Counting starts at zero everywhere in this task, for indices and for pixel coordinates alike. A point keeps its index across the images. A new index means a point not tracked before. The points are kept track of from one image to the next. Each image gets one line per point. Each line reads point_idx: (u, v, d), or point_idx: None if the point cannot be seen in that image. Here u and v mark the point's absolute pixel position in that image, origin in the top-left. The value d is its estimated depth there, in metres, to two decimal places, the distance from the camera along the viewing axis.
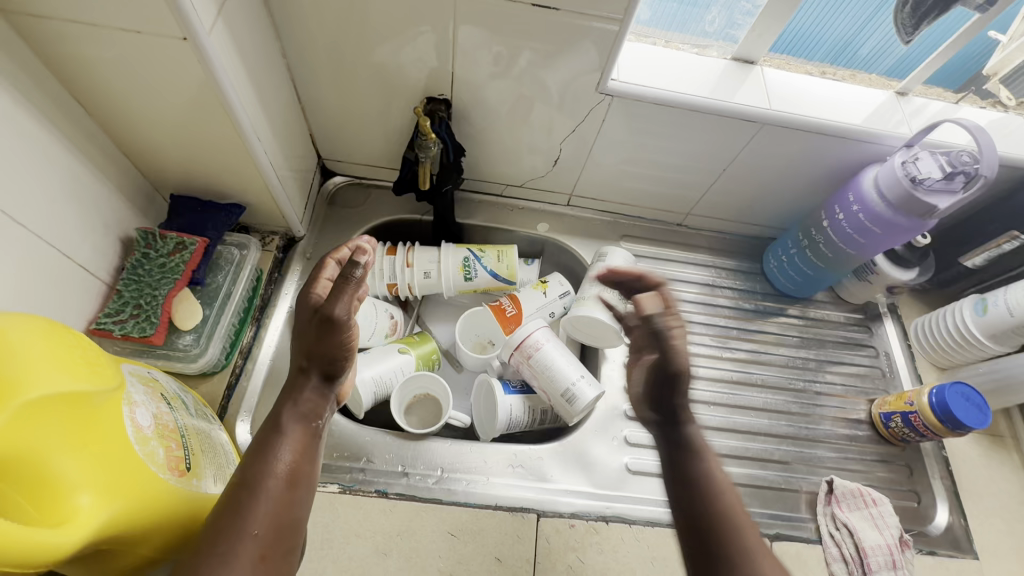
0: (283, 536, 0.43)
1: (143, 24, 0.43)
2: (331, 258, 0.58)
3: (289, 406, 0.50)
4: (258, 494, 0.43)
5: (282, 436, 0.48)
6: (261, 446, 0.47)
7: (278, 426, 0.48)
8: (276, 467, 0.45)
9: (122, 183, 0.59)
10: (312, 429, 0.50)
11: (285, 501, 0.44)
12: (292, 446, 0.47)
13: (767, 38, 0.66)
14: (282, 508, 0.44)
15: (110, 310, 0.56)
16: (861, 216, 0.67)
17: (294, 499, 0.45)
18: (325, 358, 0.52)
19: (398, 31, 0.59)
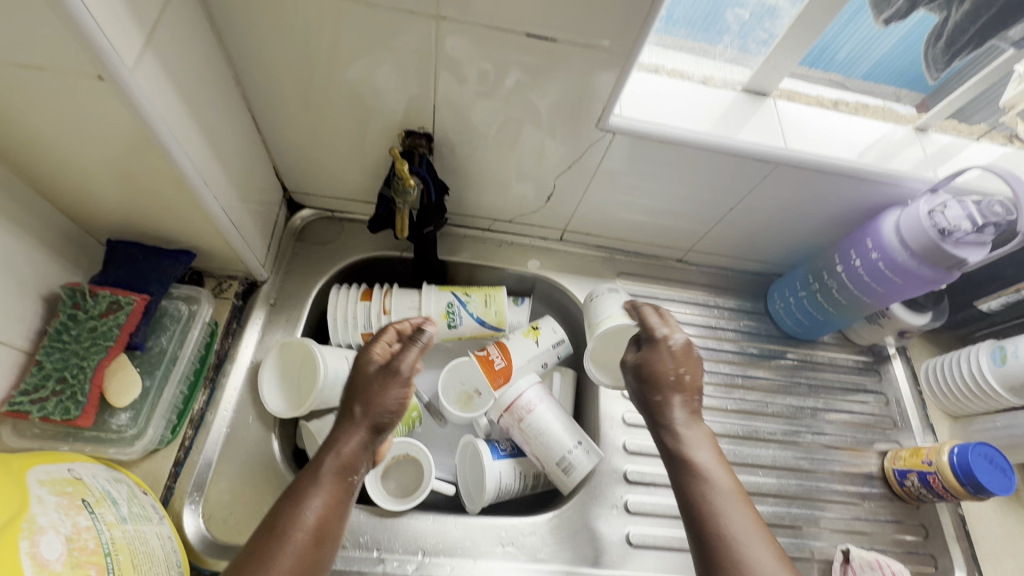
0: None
1: (48, 61, 0.35)
2: (392, 326, 0.59)
3: (332, 448, 0.50)
4: (281, 545, 0.43)
5: (318, 482, 0.48)
6: (298, 488, 0.47)
7: (315, 470, 0.48)
8: (303, 517, 0.45)
9: (43, 234, 0.50)
10: (347, 483, 0.49)
11: (305, 556, 0.44)
12: (320, 497, 0.47)
13: (783, 69, 0.59)
14: (301, 564, 0.43)
15: (27, 386, 0.47)
16: (881, 265, 0.62)
17: (315, 555, 0.44)
18: (377, 411, 0.53)
19: (374, 60, 0.52)
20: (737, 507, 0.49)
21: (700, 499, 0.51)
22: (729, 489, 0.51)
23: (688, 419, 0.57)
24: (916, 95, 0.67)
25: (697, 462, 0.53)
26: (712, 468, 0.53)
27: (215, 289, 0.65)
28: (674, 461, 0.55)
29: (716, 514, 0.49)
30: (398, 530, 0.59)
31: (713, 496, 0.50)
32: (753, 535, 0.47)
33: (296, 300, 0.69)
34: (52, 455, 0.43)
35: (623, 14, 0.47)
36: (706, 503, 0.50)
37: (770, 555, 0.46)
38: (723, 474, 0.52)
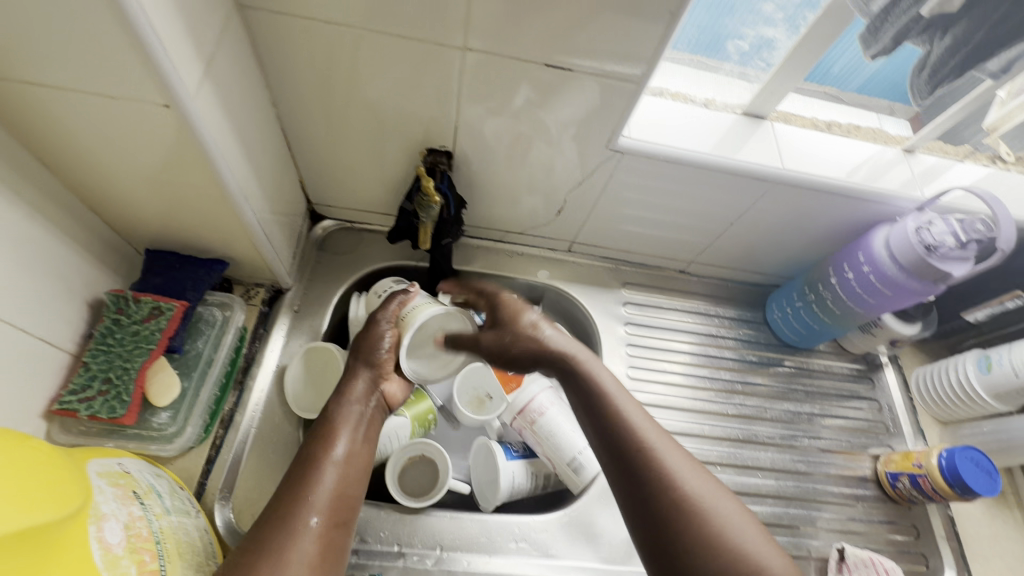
0: (339, 508, 0.50)
1: (119, 89, 0.39)
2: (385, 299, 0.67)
3: (341, 396, 0.58)
4: (321, 469, 0.51)
5: (341, 422, 0.56)
6: (322, 428, 0.55)
7: (334, 413, 0.56)
8: (335, 448, 0.53)
9: (90, 243, 0.54)
10: (364, 421, 0.58)
11: (343, 477, 0.52)
12: (347, 434, 0.55)
13: (780, 95, 0.64)
14: (342, 484, 0.52)
15: (75, 386, 0.50)
16: (872, 278, 0.66)
17: (349, 477, 0.53)
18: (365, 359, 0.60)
19: (401, 83, 0.56)
20: (663, 441, 0.49)
21: (627, 443, 0.49)
22: (651, 427, 0.50)
23: (586, 359, 0.57)
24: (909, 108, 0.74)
25: (616, 409, 0.52)
26: (631, 412, 0.52)
27: (243, 295, 0.68)
28: (591, 410, 0.53)
29: (647, 457, 0.48)
30: (420, 526, 0.62)
31: (640, 437, 0.49)
32: (685, 464, 0.48)
33: (319, 307, 0.73)
34: (103, 451, 0.47)
35: (633, 45, 0.51)
36: (634, 447, 0.49)
37: (706, 478, 0.47)
38: (640, 415, 0.52)
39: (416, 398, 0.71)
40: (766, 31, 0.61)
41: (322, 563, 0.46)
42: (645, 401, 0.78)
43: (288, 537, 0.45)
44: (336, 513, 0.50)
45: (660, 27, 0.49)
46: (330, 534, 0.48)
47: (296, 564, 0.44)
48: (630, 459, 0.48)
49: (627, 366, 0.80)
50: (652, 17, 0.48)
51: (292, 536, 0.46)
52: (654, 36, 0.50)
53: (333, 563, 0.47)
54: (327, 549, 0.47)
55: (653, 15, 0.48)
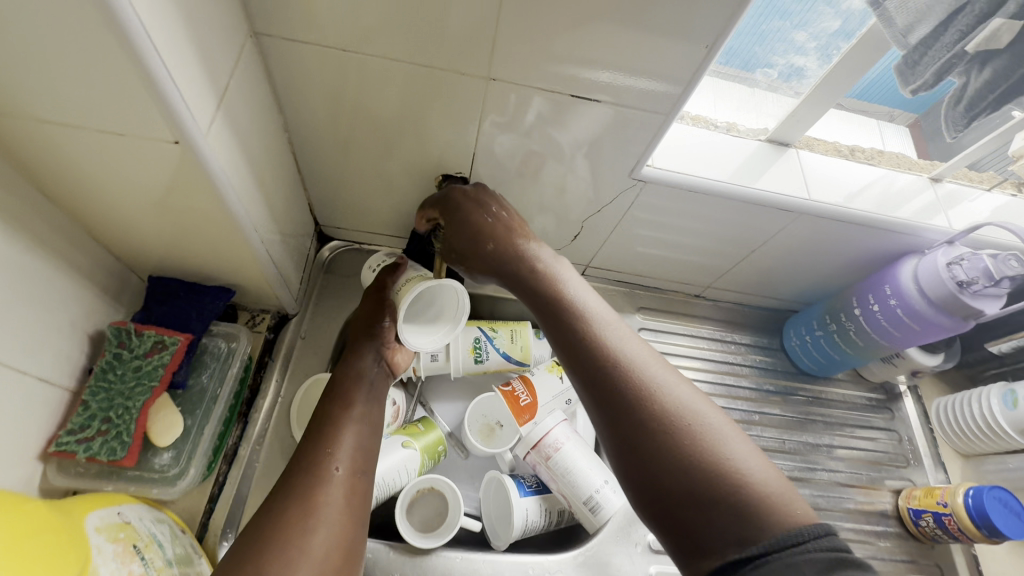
0: (359, 459, 0.53)
1: (128, 126, 0.37)
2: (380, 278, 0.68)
3: (349, 366, 0.60)
4: (341, 426, 0.54)
5: (354, 385, 0.58)
6: (337, 391, 0.58)
7: (347, 378, 0.59)
8: (353, 409, 0.56)
9: (93, 273, 0.51)
10: (377, 388, 0.60)
11: (361, 432, 0.55)
12: (364, 397, 0.58)
13: (807, 123, 0.62)
14: (361, 439, 0.54)
15: (73, 426, 0.48)
16: (899, 311, 0.64)
17: (366, 432, 0.55)
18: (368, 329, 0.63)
19: (419, 109, 0.54)
20: (656, 368, 0.46)
21: (613, 372, 0.46)
22: (638, 352, 0.47)
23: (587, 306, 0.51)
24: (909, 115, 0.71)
25: (601, 337, 0.48)
26: (621, 341, 0.48)
27: (248, 322, 0.65)
28: (569, 343, 0.49)
29: (636, 386, 0.44)
30: (429, 566, 0.61)
31: (628, 366, 0.46)
32: (680, 389, 0.45)
33: (327, 333, 0.71)
34: (102, 500, 0.45)
35: (660, 76, 0.49)
36: (622, 375, 0.45)
37: (703, 403, 0.44)
38: (630, 342, 0.48)
39: (426, 428, 0.69)
40: (796, 60, 0.59)
41: (350, 506, 0.49)
42: None
43: (315, 487, 0.48)
44: (357, 462, 0.52)
45: (691, 58, 0.48)
46: (354, 480, 0.51)
47: (328, 506, 0.48)
48: (618, 392, 0.44)
49: None
50: (682, 47, 0.47)
51: (318, 485, 0.49)
52: (683, 66, 0.48)
53: (361, 505, 0.50)
54: (353, 493, 0.50)
55: (685, 45, 0.47)
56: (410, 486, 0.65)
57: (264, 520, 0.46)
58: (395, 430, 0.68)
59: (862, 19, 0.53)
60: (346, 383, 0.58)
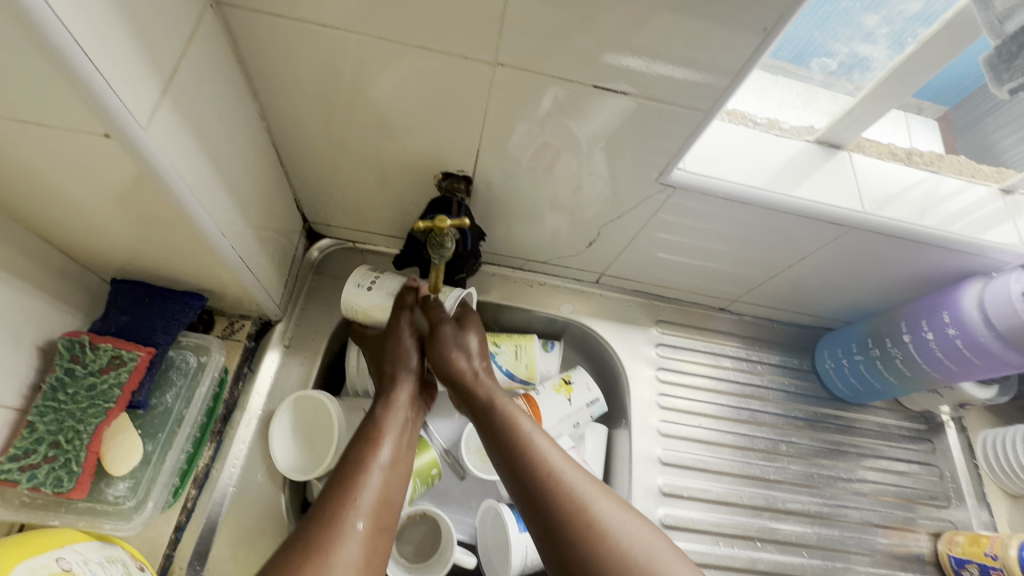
0: (381, 513, 0.45)
1: (49, 115, 0.31)
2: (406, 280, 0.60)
3: (384, 404, 0.54)
4: (366, 472, 0.47)
5: (385, 426, 0.52)
6: (367, 432, 0.51)
7: (380, 419, 0.52)
8: (381, 453, 0.49)
9: (43, 277, 0.45)
10: (410, 430, 0.54)
11: (388, 482, 0.48)
12: (392, 440, 0.51)
13: (864, 123, 0.54)
14: (386, 489, 0.47)
15: (16, 451, 0.42)
16: (958, 343, 0.57)
17: (391, 482, 0.48)
18: (398, 363, 0.56)
19: (414, 97, 0.47)
20: (594, 490, 0.46)
21: (554, 495, 0.46)
22: (573, 472, 0.48)
23: (520, 422, 0.52)
24: (939, 108, 0.64)
25: (542, 459, 0.48)
26: (559, 462, 0.48)
27: (226, 329, 0.60)
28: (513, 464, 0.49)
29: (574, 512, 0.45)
30: None
31: (567, 491, 0.46)
32: (616, 512, 0.45)
33: (313, 342, 0.64)
34: (36, 544, 0.39)
35: (697, 66, 0.42)
36: (561, 500, 0.45)
37: (632, 524, 0.45)
38: (567, 464, 0.48)
39: (418, 450, 0.63)
40: (861, 49, 0.51)
41: (368, 572, 0.41)
42: (677, 462, 0.69)
43: (332, 541, 0.41)
44: (380, 516, 0.45)
45: (736, 45, 0.40)
46: (376, 538, 0.44)
47: (345, 567, 0.40)
48: (549, 513, 0.45)
49: (658, 420, 0.71)
50: (726, 31, 0.39)
51: (336, 539, 0.41)
52: (726, 52, 0.41)
53: (378, 573, 0.42)
54: (372, 553, 0.43)
55: (730, 29, 0.39)
56: (401, 512, 0.60)
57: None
58: None
59: (949, 1, 0.45)
60: (378, 422, 0.52)
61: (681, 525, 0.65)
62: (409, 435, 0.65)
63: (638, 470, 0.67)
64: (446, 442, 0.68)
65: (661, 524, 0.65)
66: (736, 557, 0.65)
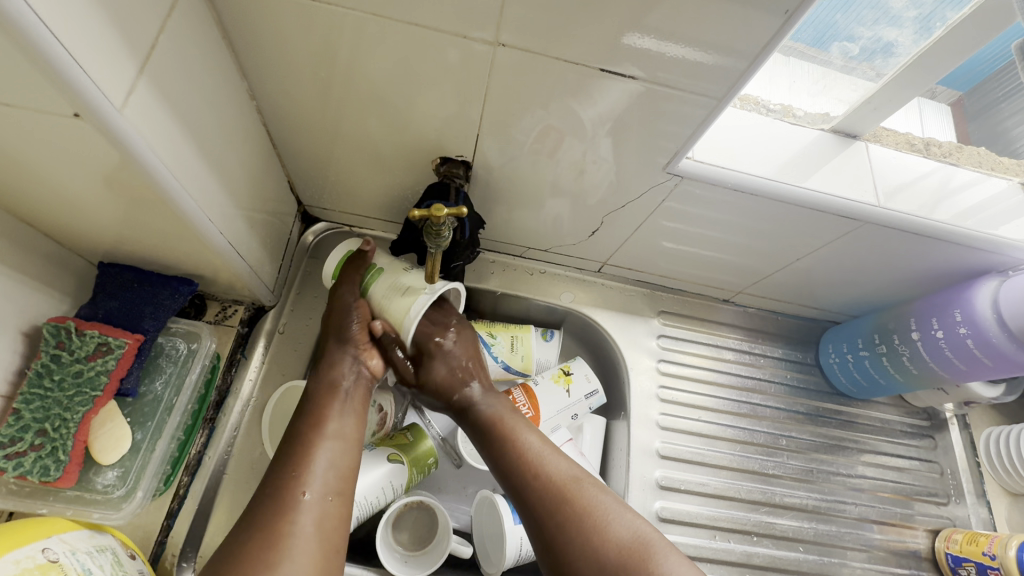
0: (333, 481, 0.45)
1: (14, 94, 0.29)
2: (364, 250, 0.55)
3: (320, 379, 0.51)
4: (312, 446, 0.46)
5: (327, 398, 0.50)
6: (309, 408, 0.49)
7: (318, 393, 0.50)
8: (328, 426, 0.48)
9: (24, 261, 0.43)
10: (358, 400, 0.51)
11: (339, 453, 0.46)
12: (338, 412, 0.49)
13: (884, 113, 0.51)
14: (334, 459, 0.46)
15: (1, 439, 0.41)
16: (968, 342, 0.55)
17: (341, 451, 0.47)
18: (339, 334, 0.53)
19: (409, 77, 0.45)
20: (578, 478, 0.49)
21: (546, 488, 0.49)
22: (557, 461, 0.51)
23: (501, 410, 0.54)
24: (952, 94, 0.60)
25: (525, 448, 0.51)
26: (544, 457, 0.51)
27: (219, 314, 0.59)
28: (495, 453, 0.52)
29: (565, 504, 0.47)
30: None
31: (553, 484, 0.49)
32: (606, 502, 0.48)
33: (308, 328, 0.63)
34: (21, 534, 0.38)
35: (709, 50, 0.39)
36: (551, 491, 0.48)
37: (622, 510, 0.48)
38: (551, 455, 0.51)
39: (416, 438, 0.62)
40: (886, 33, 0.47)
41: (323, 537, 0.41)
42: (675, 455, 0.68)
43: (279, 515, 0.41)
44: (330, 484, 0.44)
45: (755, 28, 0.38)
46: (328, 506, 0.43)
47: (294, 538, 0.40)
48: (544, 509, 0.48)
49: (658, 413, 0.70)
50: (746, 12, 0.37)
51: (280, 515, 0.41)
52: (743, 35, 0.38)
53: (336, 535, 0.42)
54: (326, 520, 0.42)
55: (749, 11, 0.36)
56: (395, 501, 0.59)
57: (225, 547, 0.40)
58: (380, 440, 0.61)
59: None
60: (317, 398, 0.49)
61: (677, 519, 0.65)
62: (405, 424, 0.65)
63: (636, 463, 0.67)
64: (442, 430, 0.68)
65: (658, 518, 0.64)
66: (732, 551, 0.65)
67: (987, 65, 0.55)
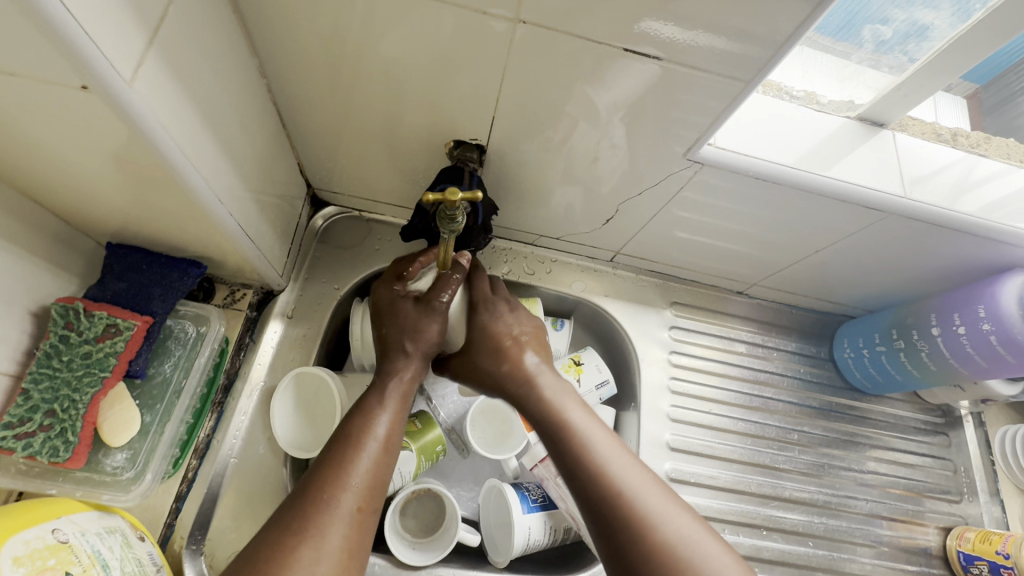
0: (375, 493, 0.43)
1: (19, 62, 0.28)
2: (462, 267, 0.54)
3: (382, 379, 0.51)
4: (361, 447, 0.45)
5: (384, 401, 0.49)
6: (366, 406, 0.48)
7: (384, 394, 0.50)
8: (377, 427, 0.47)
9: (30, 239, 0.43)
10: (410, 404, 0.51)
11: (384, 462, 0.45)
12: (392, 416, 0.48)
13: (914, 99, 0.49)
14: (378, 469, 0.44)
15: (11, 420, 0.41)
16: (992, 338, 0.54)
17: (385, 462, 0.45)
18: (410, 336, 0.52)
19: (424, 54, 0.43)
20: (640, 482, 0.45)
21: (597, 478, 0.45)
22: (642, 486, 0.44)
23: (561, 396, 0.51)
24: (969, 86, 0.60)
25: (603, 466, 0.45)
26: (625, 476, 0.45)
27: (227, 297, 0.58)
28: (570, 461, 0.47)
29: (649, 536, 0.41)
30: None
31: (637, 506, 0.43)
32: (667, 509, 0.43)
33: (317, 313, 0.63)
34: (33, 513, 0.38)
35: (738, 30, 0.38)
36: (630, 512, 0.42)
37: (688, 520, 0.43)
38: (634, 473, 0.45)
39: (424, 426, 0.62)
40: (921, 15, 0.45)
41: (352, 552, 0.39)
42: (686, 448, 0.67)
43: (320, 518, 0.39)
44: (373, 496, 0.43)
45: (789, 7, 0.36)
46: (367, 519, 0.42)
47: (330, 546, 0.38)
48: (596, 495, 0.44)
49: (669, 405, 0.69)
50: None
51: (327, 517, 0.39)
52: (774, 18, 0.36)
53: (363, 553, 0.41)
54: (362, 533, 0.41)
55: None
56: (403, 489, 0.59)
57: (265, 536, 0.38)
58: None
59: None
60: (375, 397, 0.49)
61: None
62: (413, 412, 0.65)
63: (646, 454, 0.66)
64: (449, 418, 0.68)
65: None
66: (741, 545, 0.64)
67: (1005, 57, 0.54)
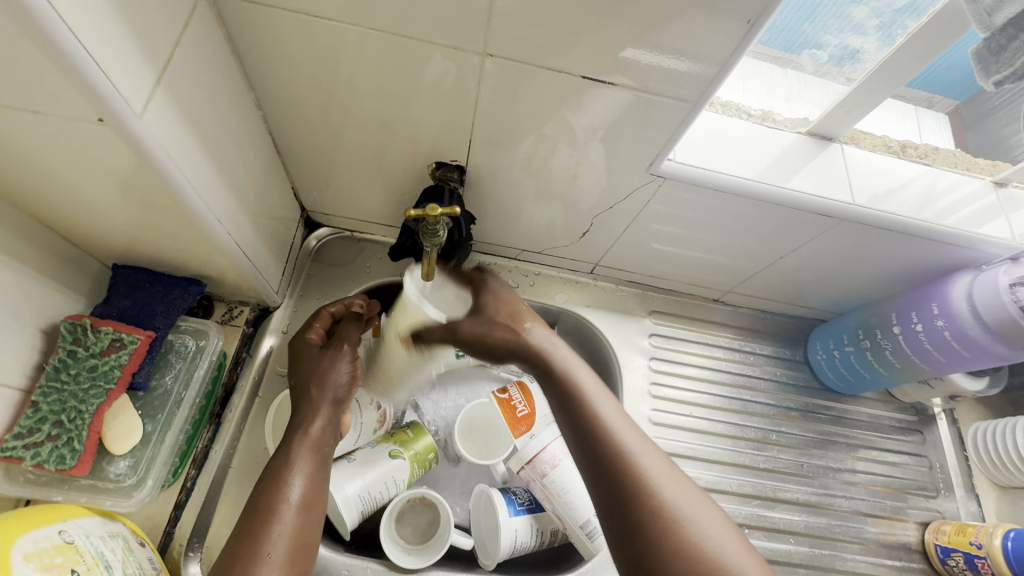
0: (299, 559, 0.45)
1: (41, 100, 0.32)
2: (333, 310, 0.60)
3: (288, 438, 0.51)
4: (274, 516, 0.45)
5: (296, 459, 0.49)
6: (276, 468, 0.49)
7: (290, 453, 0.50)
8: (289, 491, 0.47)
9: (40, 261, 0.46)
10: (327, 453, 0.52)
11: (304, 525, 0.46)
12: (304, 475, 0.49)
13: (856, 115, 0.54)
14: (300, 532, 0.46)
15: (21, 430, 0.44)
16: (947, 334, 0.57)
17: (307, 523, 0.47)
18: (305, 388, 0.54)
19: (405, 84, 0.47)
20: (640, 444, 0.45)
21: (600, 432, 0.46)
22: (643, 445, 0.45)
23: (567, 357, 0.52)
24: (950, 102, 0.62)
25: (606, 425, 0.46)
26: (628, 438, 0.45)
27: (225, 315, 0.62)
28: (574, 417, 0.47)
29: (646, 493, 0.42)
30: None
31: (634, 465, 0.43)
32: (664, 471, 0.44)
33: None
34: (40, 517, 0.41)
35: (685, 56, 0.42)
36: (621, 459, 0.44)
37: (685, 490, 0.43)
38: (636, 438, 0.46)
39: (416, 434, 0.64)
40: (852, 41, 0.51)
41: None
42: (668, 450, 0.70)
43: None
44: (295, 563, 0.44)
45: (726, 33, 0.40)
46: None
47: None
48: (598, 444, 0.45)
49: (650, 409, 0.72)
50: (715, 20, 0.39)
51: None
52: (714, 45, 0.41)
53: None
54: None
55: (719, 20, 0.39)
56: (399, 496, 0.61)
57: None
58: (381, 438, 0.63)
59: None
60: (282, 457, 0.50)
61: None
62: (404, 422, 0.67)
63: None
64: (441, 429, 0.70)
65: None
66: None
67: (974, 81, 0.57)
